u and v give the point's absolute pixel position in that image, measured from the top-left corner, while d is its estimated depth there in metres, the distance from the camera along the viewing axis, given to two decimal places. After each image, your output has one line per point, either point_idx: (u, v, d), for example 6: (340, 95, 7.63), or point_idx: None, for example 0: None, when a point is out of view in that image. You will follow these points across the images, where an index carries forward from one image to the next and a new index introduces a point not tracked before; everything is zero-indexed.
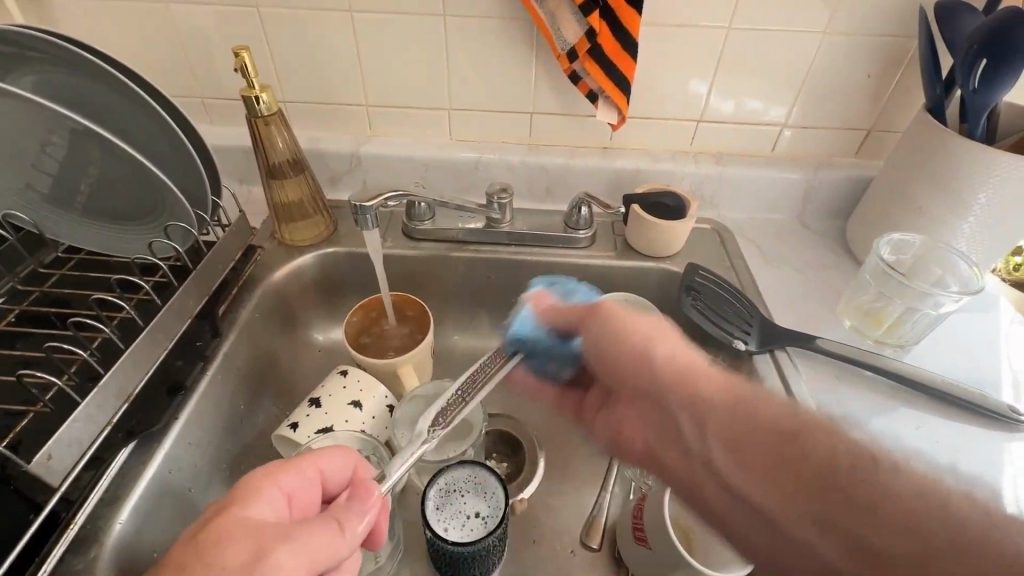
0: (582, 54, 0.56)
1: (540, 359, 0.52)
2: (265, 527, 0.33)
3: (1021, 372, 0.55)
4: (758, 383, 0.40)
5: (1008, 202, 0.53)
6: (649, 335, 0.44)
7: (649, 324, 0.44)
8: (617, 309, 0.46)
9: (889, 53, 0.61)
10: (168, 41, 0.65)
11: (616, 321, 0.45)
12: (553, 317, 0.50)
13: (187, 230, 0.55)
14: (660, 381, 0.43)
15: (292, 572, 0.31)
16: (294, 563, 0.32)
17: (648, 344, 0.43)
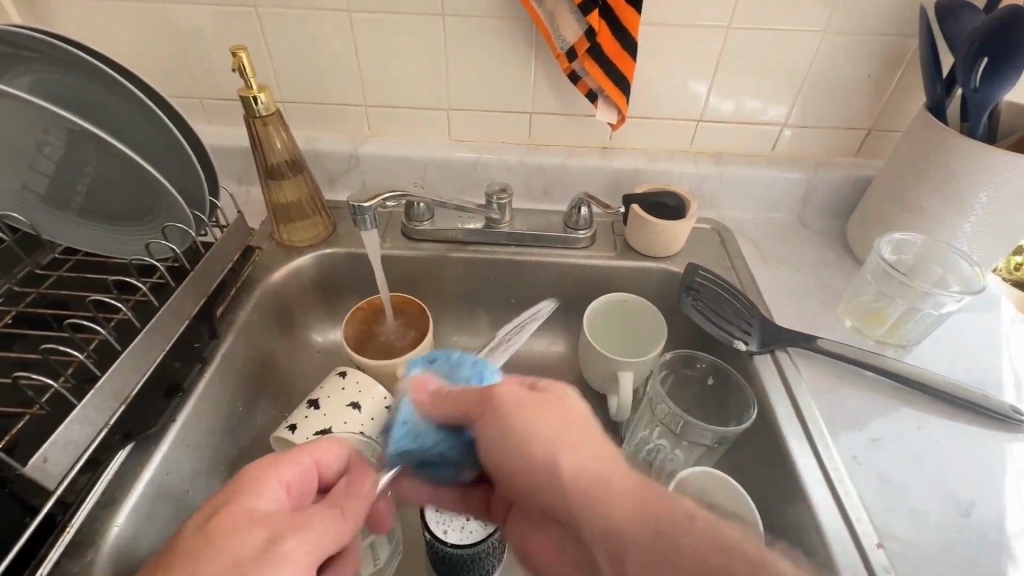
0: (581, 53, 0.56)
1: (437, 462, 0.41)
2: (271, 518, 0.34)
3: (1022, 372, 0.55)
4: (688, 512, 0.31)
5: (1008, 201, 0.53)
6: (549, 429, 0.35)
7: (548, 415, 0.36)
8: (518, 396, 0.37)
9: (889, 52, 0.61)
10: (166, 41, 0.64)
11: (514, 419, 0.36)
12: (437, 410, 0.39)
13: (184, 231, 0.55)
14: (571, 503, 0.33)
15: (302, 558, 0.32)
16: (303, 550, 0.32)
17: (550, 445, 0.34)
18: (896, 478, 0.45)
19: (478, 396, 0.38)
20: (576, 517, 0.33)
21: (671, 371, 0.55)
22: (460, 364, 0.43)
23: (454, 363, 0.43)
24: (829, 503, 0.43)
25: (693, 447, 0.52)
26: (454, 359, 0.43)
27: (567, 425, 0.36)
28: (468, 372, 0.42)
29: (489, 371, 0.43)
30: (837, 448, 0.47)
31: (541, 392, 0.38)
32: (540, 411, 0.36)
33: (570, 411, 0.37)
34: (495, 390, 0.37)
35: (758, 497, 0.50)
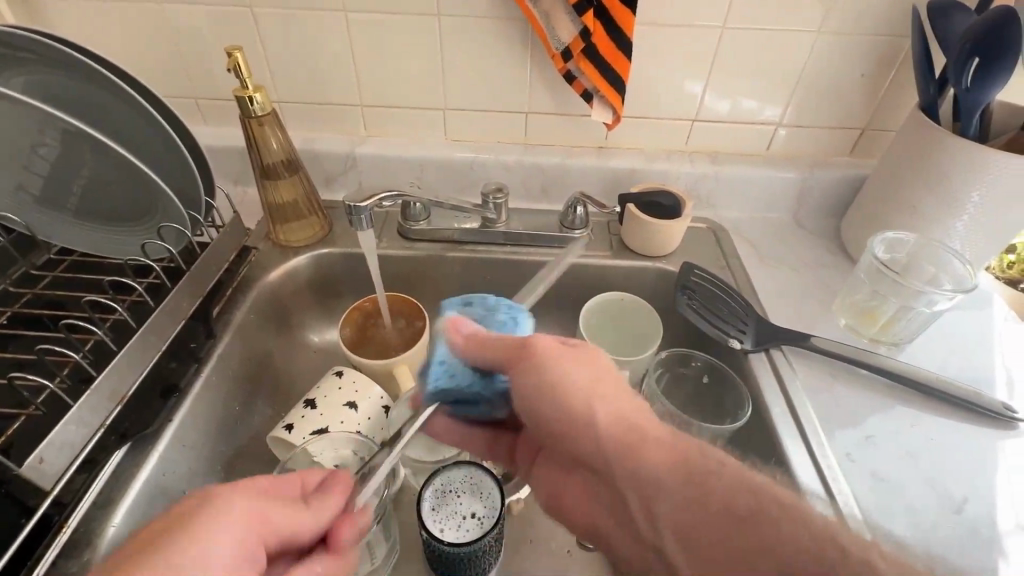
0: (576, 53, 0.56)
1: (467, 404, 0.41)
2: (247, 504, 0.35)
3: (1014, 370, 0.56)
4: (714, 452, 0.34)
5: (1000, 200, 0.53)
6: (586, 383, 0.37)
7: (583, 366, 0.38)
8: (556, 348, 0.38)
9: (883, 52, 0.61)
10: (162, 40, 0.64)
11: (554, 371, 0.37)
12: (471, 352, 0.39)
13: (180, 232, 0.55)
14: (604, 446, 0.35)
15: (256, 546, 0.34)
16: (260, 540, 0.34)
17: (587, 397, 0.37)
18: (890, 475, 0.46)
19: (519, 344, 0.38)
20: (610, 464, 0.35)
21: (667, 370, 0.56)
22: (495, 309, 0.43)
23: (488, 310, 0.43)
24: (823, 501, 0.43)
25: None
26: (490, 306, 0.43)
27: (598, 380, 0.38)
28: (503, 317, 0.43)
29: (522, 317, 0.43)
30: (831, 445, 0.47)
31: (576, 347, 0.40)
32: (574, 364, 0.38)
33: (603, 367, 0.39)
34: (536, 339, 0.38)
35: None
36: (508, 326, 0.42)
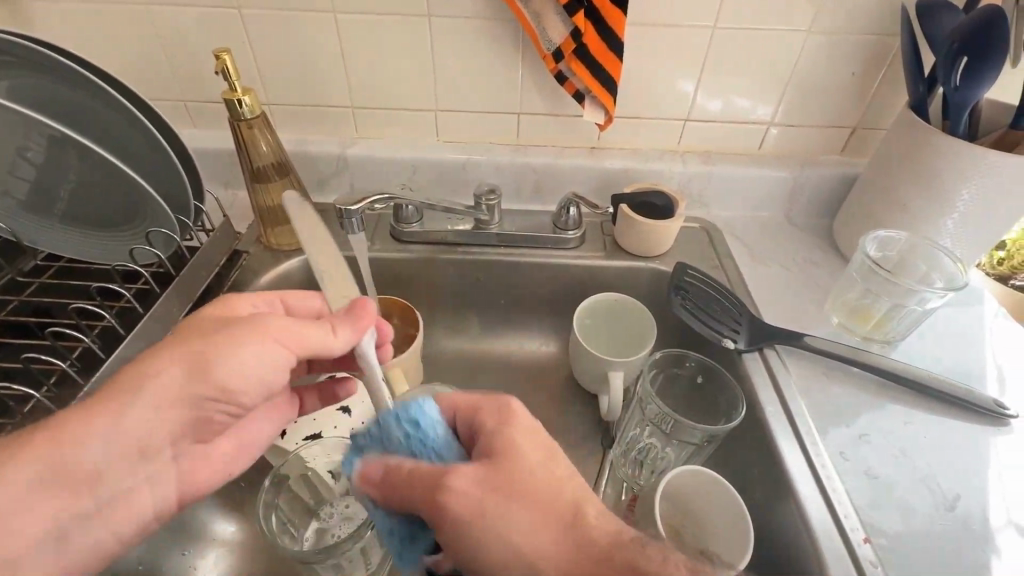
0: (568, 54, 0.56)
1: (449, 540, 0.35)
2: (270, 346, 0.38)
3: (1005, 366, 0.56)
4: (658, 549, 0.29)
5: (990, 198, 0.54)
6: (517, 514, 0.31)
7: (505, 504, 0.31)
8: (474, 481, 0.31)
9: (873, 50, 0.61)
10: (150, 42, 0.64)
11: (476, 516, 0.30)
12: (393, 507, 0.32)
13: (169, 236, 0.54)
14: None
15: (242, 373, 0.37)
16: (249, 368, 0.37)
17: (518, 542, 0.30)
18: (883, 473, 0.46)
19: (433, 490, 0.31)
20: None
21: (660, 371, 0.55)
22: (387, 425, 0.34)
23: (384, 431, 0.34)
24: (816, 499, 0.44)
25: (683, 445, 0.52)
26: (381, 426, 0.34)
27: (530, 502, 0.31)
28: (402, 431, 0.34)
29: (426, 415, 0.34)
30: (824, 444, 0.48)
31: (497, 459, 0.33)
32: (494, 503, 0.31)
33: (530, 475, 0.32)
34: (450, 483, 0.31)
35: (748, 494, 0.51)
36: (419, 439, 0.34)
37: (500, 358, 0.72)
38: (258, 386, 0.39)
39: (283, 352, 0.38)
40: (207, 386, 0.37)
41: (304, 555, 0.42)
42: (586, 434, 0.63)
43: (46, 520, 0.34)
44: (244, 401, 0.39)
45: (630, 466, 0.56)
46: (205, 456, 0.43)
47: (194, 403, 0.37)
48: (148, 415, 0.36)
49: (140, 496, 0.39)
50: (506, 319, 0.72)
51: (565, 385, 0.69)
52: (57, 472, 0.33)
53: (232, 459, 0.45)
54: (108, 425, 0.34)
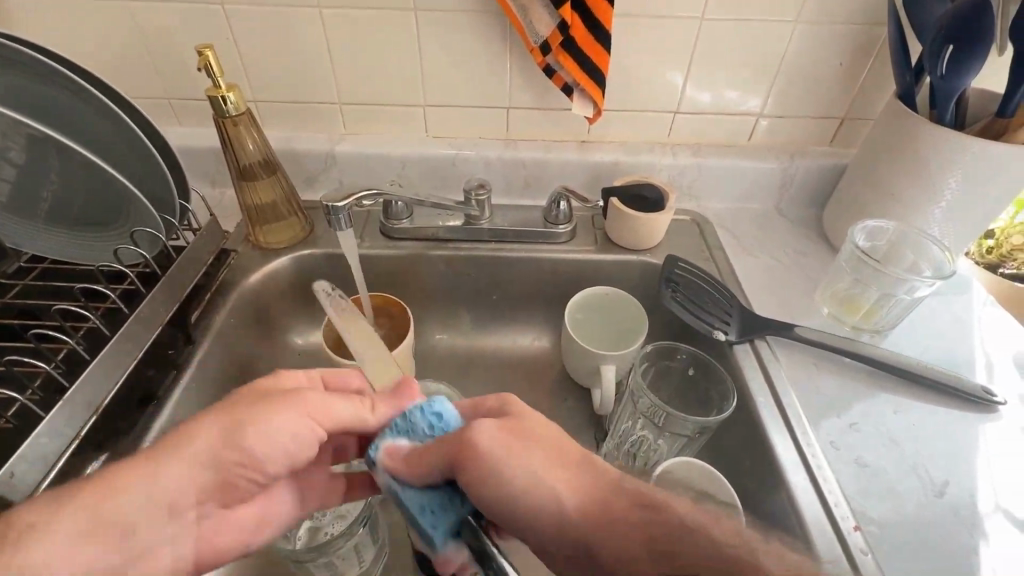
0: (555, 47, 0.55)
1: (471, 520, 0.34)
2: (308, 420, 0.38)
3: (993, 353, 0.56)
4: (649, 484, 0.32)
5: (977, 186, 0.54)
6: (538, 454, 0.33)
7: (523, 449, 0.33)
8: (500, 428, 0.34)
9: (861, 40, 0.61)
10: (131, 40, 0.63)
11: (501, 453, 0.33)
12: (419, 477, 0.34)
13: (154, 236, 0.54)
14: (586, 532, 0.30)
15: (277, 443, 0.37)
16: (287, 439, 0.37)
17: (535, 475, 0.32)
18: (873, 462, 0.46)
19: (458, 438, 0.34)
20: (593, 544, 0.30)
21: (651, 364, 0.55)
22: (412, 419, 0.38)
23: (410, 423, 0.38)
24: (808, 489, 0.44)
25: (675, 437, 0.52)
26: (408, 419, 0.38)
27: (551, 449, 0.34)
28: (426, 423, 0.37)
29: (451, 415, 0.38)
30: (815, 435, 0.48)
31: (515, 417, 0.36)
32: (512, 445, 0.33)
33: (546, 428, 0.35)
34: (476, 426, 0.34)
35: (740, 485, 0.51)
36: (439, 428, 0.37)
37: (492, 354, 0.72)
38: (288, 454, 0.38)
39: (315, 425, 0.39)
40: (237, 453, 0.36)
41: (296, 555, 0.42)
42: (579, 427, 0.64)
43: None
44: (271, 467, 0.39)
45: (624, 459, 0.56)
46: (228, 521, 0.40)
47: (223, 470, 0.36)
48: (183, 476, 0.35)
49: (162, 553, 0.35)
50: (497, 315, 0.72)
51: (557, 379, 0.69)
52: (100, 525, 0.31)
53: (255, 527, 0.41)
54: (141, 485, 0.33)
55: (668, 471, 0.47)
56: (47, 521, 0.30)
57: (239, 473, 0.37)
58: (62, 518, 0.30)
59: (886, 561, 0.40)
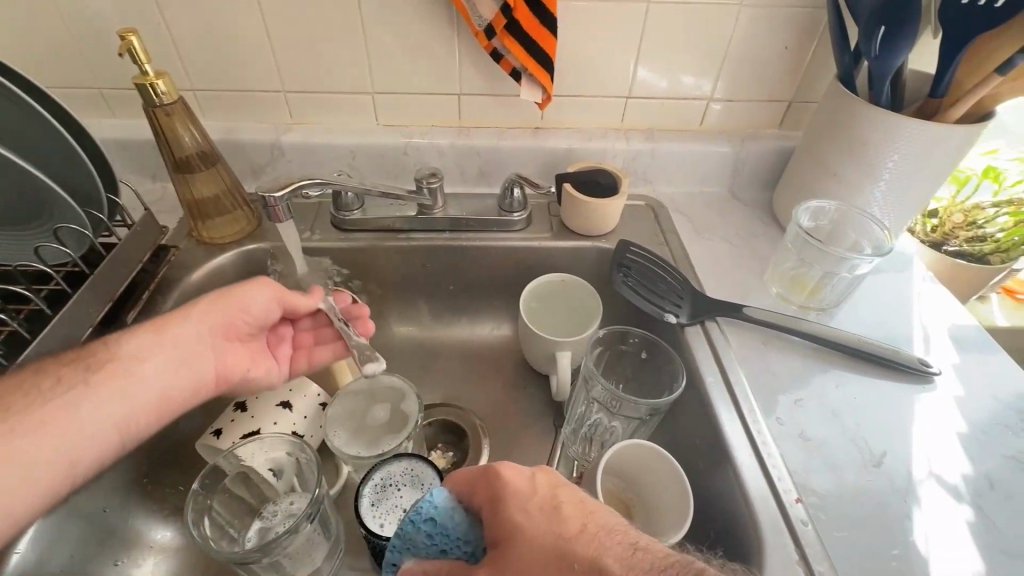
0: (499, 30, 0.54)
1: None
2: (271, 289, 0.51)
3: (930, 326, 0.59)
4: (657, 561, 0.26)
5: (913, 166, 0.55)
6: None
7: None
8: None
9: (805, 23, 0.62)
10: (51, 25, 0.59)
11: None
12: None
13: (81, 234, 0.51)
14: None
15: (254, 298, 0.50)
16: (260, 298, 0.50)
17: None
18: (816, 435, 0.48)
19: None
20: None
21: (605, 348, 0.56)
22: (411, 528, 0.31)
23: (406, 540, 0.31)
24: (752, 466, 0.45)
25: (628, 420, 0.52)
26: (402, 536, 0.31)
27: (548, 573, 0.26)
28: (424, 534, 0.31)
29: (436, 505, 0.31)
30: (762, 413, 0.49)
31: (502, 548, 0.28)
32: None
33: (540, 543, 0.27)
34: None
35: (689, 464, 0.52)
36: (439, 532, 0.31)
37: (452, 345, 0.71)
38: (265, 308, 0.51)
39: (279, 291, 0.52)
40: (234, 304, 0.49)
41: (241, 556, 0.40)
42: (537, 415, 0.64)
43: (145, 369, 0.42)
44: (258, 318, 0.51)
45: (580, 443, 0.57)
46: (236, 363, 0.50)
47: (227, 319, 0.49)
48: (202, 319, 0.47)
49: (197, 372, 0.46)
50: (455, 305, 0.71)
51: (517, 368, 0.69)
52: (157, 341, 0.44)
53: (253, 372, 0.51)
54: (177, 322, 0.46)
55: (618, 453, 0.47)
56: (119, 336, 0.43)
57: (237, 320, 0.49)
58: (131, 335, 0.43)
59: (827, 529, 0.41)
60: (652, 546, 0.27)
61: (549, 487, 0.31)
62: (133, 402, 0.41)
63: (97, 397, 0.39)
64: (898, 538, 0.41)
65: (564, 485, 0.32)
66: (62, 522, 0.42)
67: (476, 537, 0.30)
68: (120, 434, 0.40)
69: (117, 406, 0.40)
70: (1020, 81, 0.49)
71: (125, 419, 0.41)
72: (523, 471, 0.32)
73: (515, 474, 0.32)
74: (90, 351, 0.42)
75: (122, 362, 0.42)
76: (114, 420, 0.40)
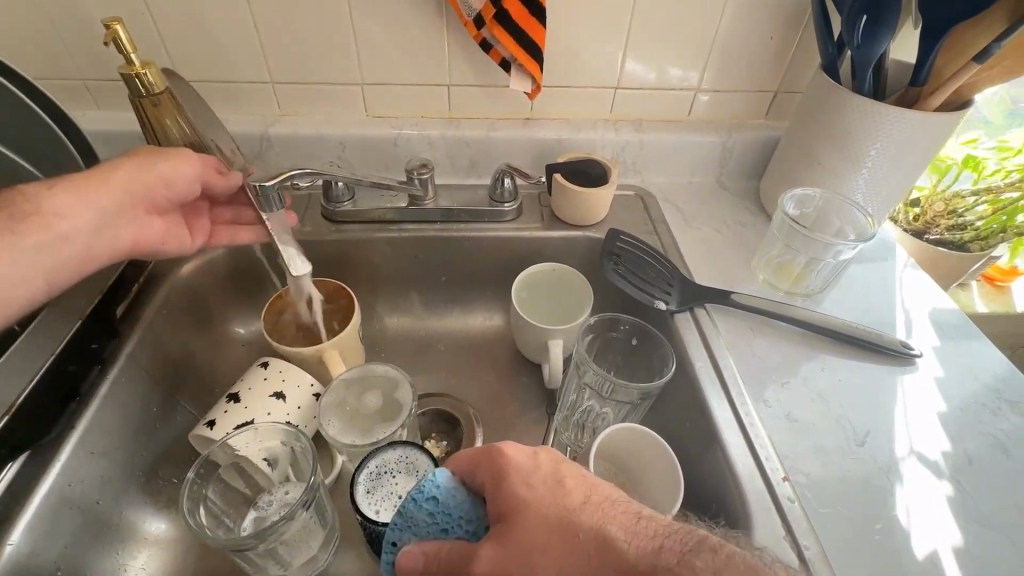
0: (488, 20, 0.54)
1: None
2: (198, 167, 0.51)
3: (913, 310, 0.60)
4: (658, 527, 0.27)
5: (893, 153, 0.57)
6: (546, 566, 0.26)
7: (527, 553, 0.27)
8: (499, 555, 0.27)
9: (790, 14, 0.63)
10: (34, 18, 0.58)
11: None
12: None
13: None
14: None
15: (177, 172, 0.49)
16: (182, 172, 0.50)
17: None
18: (802, 418, 0.49)
19: (463, 572, 0.28)
20: None
21: (596, 335, 0.56)
22: (413, 509, 0.32)
23: (407, 519, 0.32)
24: (741, 445, 0.46)
25: (619, 405, 0.53)
26: (403, 515, 0.32)
27: (551, 545, 0.27)
28: (426, 514, 0.31)
29: (439, 485, 0.32)
30: (750, 397, 0.50)
31: (507, 522, 0.29)
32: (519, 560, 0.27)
33: (544, 513, 0.28)
34: (475, 564, 0.28)
35: (679, 447, 0.53)
36: (441, 514, 0.31)
37: (444, 336, 0.72)
38: (191, 184, 0.51)
39: (204, 166, 0.52)
40: (157, 176, 0.48)
41: (238, 543, 0.40)
42: (531, 403, 0.64)
43: (67, 217, 0.43)
44: (181, 193, 0.50)
45: (572, 430, 0.58)
46: (154, 232, 0.50)
47: (150, 189, 0.48)
48: (124, 180, 0.46)
49: (119, 235, 0.47)
50: (448, 297, 0.72)
51: (510, 357, 0.70)
52: (82, 194, 0.44)
53: (172, 240, 0.52)
54: (101, 180, 0.45)
55: (611, 437, 0.48)
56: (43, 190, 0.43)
57: (161, 192, 0.49)
58: (51, 190, 0.43)
59: (813, 507, 0.43)
60: (656, 515, 0.28)
61: (551, 463, 0.32)
62: (58, 255, 0.43)
63: (22, 246, 0.40)
64: (881, 513, 0.43)
65: (566, 461, 0.32)
66: (57, 513, 0.42)
67: (478, 517, 0.31)
68: (47, 282, 0.43)
69: (41, 252, 0.41)
70: (996, 70, 0.51)
71: (49, 271, 0.42)
72: (525, 448, 0.32)
73: (517, 452, 0.32)
74: (10, 202, 0.41)
75: (43, 209, 0.42)
76: (42, 269, 0.42)
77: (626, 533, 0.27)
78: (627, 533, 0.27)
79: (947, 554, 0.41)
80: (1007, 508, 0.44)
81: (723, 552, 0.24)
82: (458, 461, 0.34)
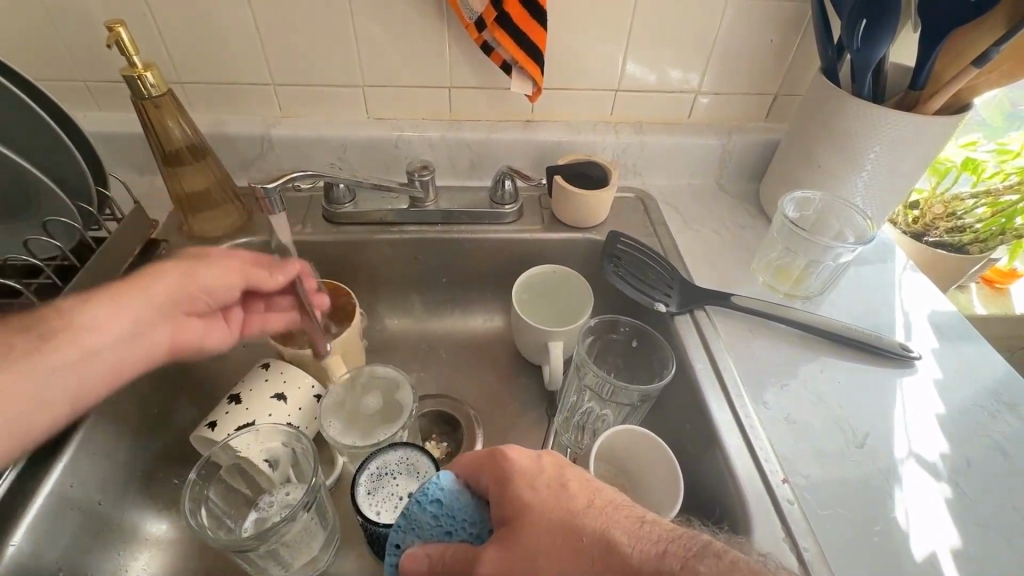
0: (489, 23, 0.55)
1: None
2: (235, 266, 0.51)
3: (912, 312, 0.60)
4: (664, 532, 0.27)
5: (892, 156, 0.57)
6: (549, 569, 0.26)
7: (530, 556, 0.27)
8: (503, 557, 0.28)
9: (789, 17, 0.63)
10: (37, 19, 0.58)
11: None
12: None
13: (70, 227, 0.51)
14: None
15: (214, 276, 0.49)
16: (217, 275, 0.49)
17: None
18: (802, 420, 0.49)
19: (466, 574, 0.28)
20: None
21: (596, 337, 0.56)
22: (418, 510, 0.32)
23: (412, 521, 0.32)
24: (740, 447, 0.46)
25: (619, 406, 0.53)
26: (408, 517, 0.32)
27: (556, 548, 0.27)
28: (430, 515, 0.32)
29: (443, 487, 0.32)
30: (751, 399, 0.50)
31: (512, 525, 0.29)
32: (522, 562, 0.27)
33: (548, 515, 0.29)
34: (478, 566, 0.28)
35: (679, 449, 0.53)
36: (445, 515, 0.32)
37: (444, 337, 0.72)
38: (227, 285, 0.50)
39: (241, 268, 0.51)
40: (194, 285, 0.48)
41: (239, 543, 0.40)
42: (530, 404, 0.64)
43: (101, 334, 0.41)
44: (217, 295, 0.50)
45: (572, 432, 0.58)
46: (190, 333, 0.49)
47: (187, 294, 0.47)
48: (161, 289, 0.45)
49: (151, 341, 0.45)
50: (448, 298, 0.72)
51: (510, 358, 0.70)
52: (116, 310, 0.42)
53: (209, 341, 0.50)
54: (139, 293, 0.44)
55: (612, 438, 0.48)
56: (76, 303, 0.41)
57: (197, 297, 0.48)
58: (88, 304, 0.41)
59: (813, 510, 0.43)
60: (660, 519, 0.28)
61: (556, 467, 0.32)
62: (89, 369, 0.40)
63: (54, 364, 0.37)
64: (881, 516, 0.43)
65: (571, 465, 0.33)
66: (58, 514, 0.42)
67: (482, 520, 0.31)
68: (74, 403, 0.39)
69: (74, 370, 0.39)
70: (995, 73, 0.51)
71: (80, 389, 0.39)
72: (529, 453, 0.33)
73: (523, 455, 0.32)
74: (40, 317, 0.39)
75: (75, 326, 0.40)
76: (71, 385, 0.39)
77: (632, 538, 0.27)
78: (633, 538, 0.26)
79: (946, 556, 0.41)
80: (1006, 509, 0.44)
81: (727, 557, 0.24)
82: (464, 465, 0.34)
